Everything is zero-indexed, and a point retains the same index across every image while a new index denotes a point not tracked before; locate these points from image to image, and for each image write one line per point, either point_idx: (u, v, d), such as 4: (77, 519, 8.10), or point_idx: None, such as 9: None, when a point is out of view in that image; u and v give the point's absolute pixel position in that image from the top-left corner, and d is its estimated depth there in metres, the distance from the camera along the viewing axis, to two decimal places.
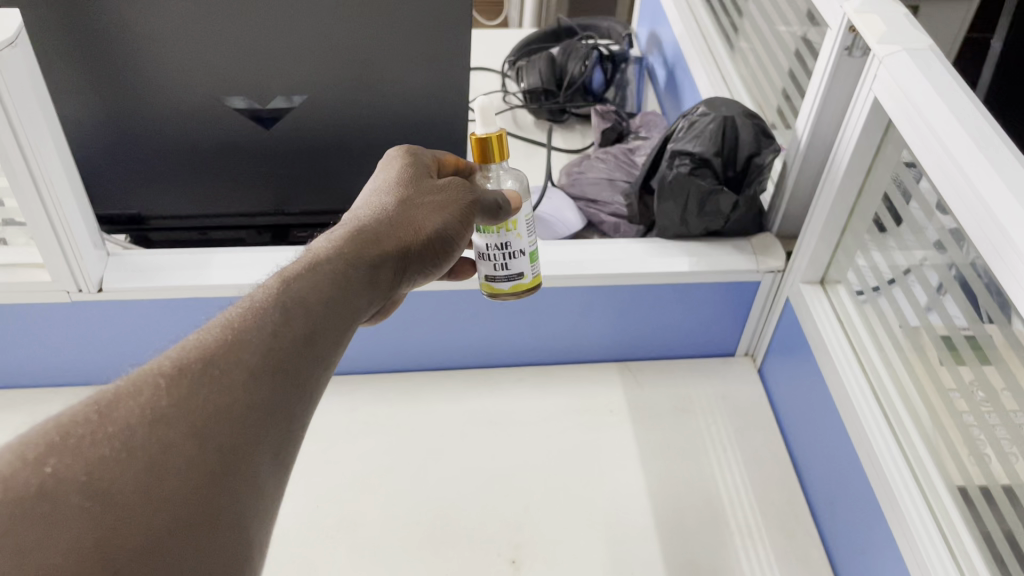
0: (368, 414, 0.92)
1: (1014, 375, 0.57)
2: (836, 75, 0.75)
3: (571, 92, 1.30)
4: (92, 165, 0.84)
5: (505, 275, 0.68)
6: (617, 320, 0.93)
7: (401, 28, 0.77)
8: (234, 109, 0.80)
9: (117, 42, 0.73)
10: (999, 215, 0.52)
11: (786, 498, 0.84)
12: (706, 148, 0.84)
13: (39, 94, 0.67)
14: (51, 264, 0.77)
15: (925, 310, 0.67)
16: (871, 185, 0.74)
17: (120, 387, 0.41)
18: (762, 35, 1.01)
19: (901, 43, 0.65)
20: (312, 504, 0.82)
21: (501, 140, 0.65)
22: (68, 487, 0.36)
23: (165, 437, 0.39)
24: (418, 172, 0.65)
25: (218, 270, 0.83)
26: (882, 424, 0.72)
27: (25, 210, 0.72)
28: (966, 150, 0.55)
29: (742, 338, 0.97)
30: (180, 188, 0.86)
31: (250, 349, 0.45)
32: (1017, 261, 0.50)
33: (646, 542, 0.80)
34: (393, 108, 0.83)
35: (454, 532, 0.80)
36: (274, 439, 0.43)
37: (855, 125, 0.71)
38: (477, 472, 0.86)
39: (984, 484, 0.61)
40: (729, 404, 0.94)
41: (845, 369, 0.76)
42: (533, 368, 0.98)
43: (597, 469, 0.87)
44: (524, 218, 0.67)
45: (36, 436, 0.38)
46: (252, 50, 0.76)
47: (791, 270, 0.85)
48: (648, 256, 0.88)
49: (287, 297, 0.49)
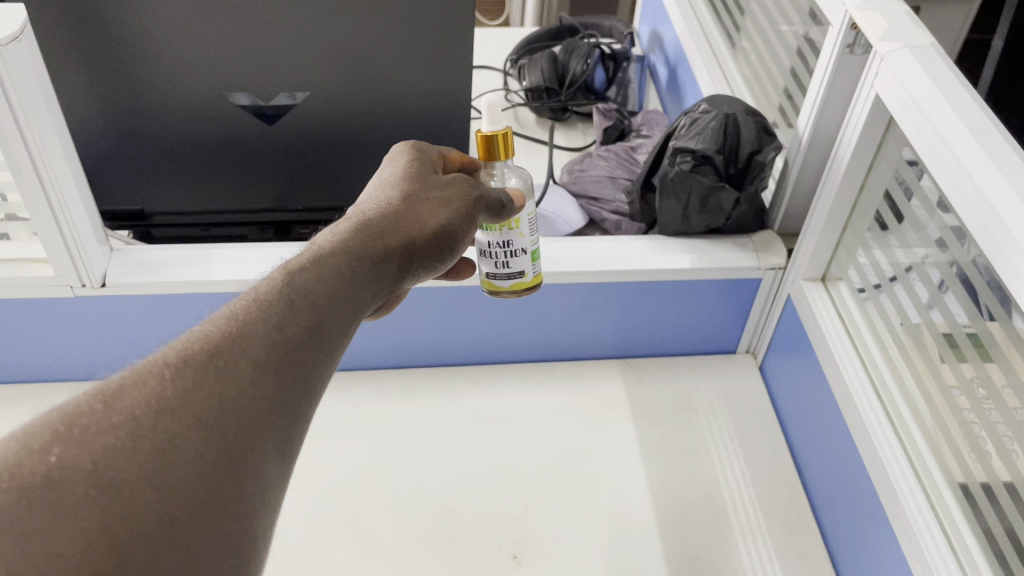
0: (370, 410, 0.92)
1: (1015, 371, 0.57)
2: (838, 72, 0.75)
3: (573, 90, 1.30)
4: (96, 161, 0.84)
5: (505, 272, 0.69)
6: (618, 317, 0.93)
7: (405, 24, 0.77)
8: (239, 106, 0.81)
9: (121, 38, 0.73)
10: (1000, 211, 0.52)
11: (787, 494, 0.85)
12: (708, 145, 0.84)
13: (44, 89, 0.68)
14: (55, 259, 0.77)
15: (927, 306, 0.67)
16: (873, 182, 0.74)
17: (125, 377, 0.41)
18: (764, 34, 1.01)
19: (902, 40, 0.65)
20: (314, 499, 0.83)
21: (506, 138, 0.65)
22: (74, 475, 0.36)
23: (171, 427, 0.39)
24: (423, 167, 0.66)
25: (220, 266, 0.83)
26: (883, 420, 0.72)
27: (29, 205, 0.72)
28: (967, 145, 0.56)
29: (743, 336, 0.97)
30: (184, 184, 0.87)
31: (255, 340, 0.45)
32: (1018, 256, 0.51)
33: (647, 537, 0.80)
34: (396, 104, 0.84)
35: (456, 527, 0.81)
36: (278, 431, 0.43)
37: (857, 122, 0.71)
38: (479, 467, 0.86)
39: (985, 481, 0.61)
40: (731, 401, 0.94)
41: (847, 365, 0.76)
42: (535, 364, 0.98)
43: (597, 465, 0.87)
44: (526, 217, 0.67)
45: (42, 425, 0.38)
46: (256, 47, 0.76)
47: (793, 268, 0.85)
48: (649, 253, 0.88)
49: (292, 290, 0.49)
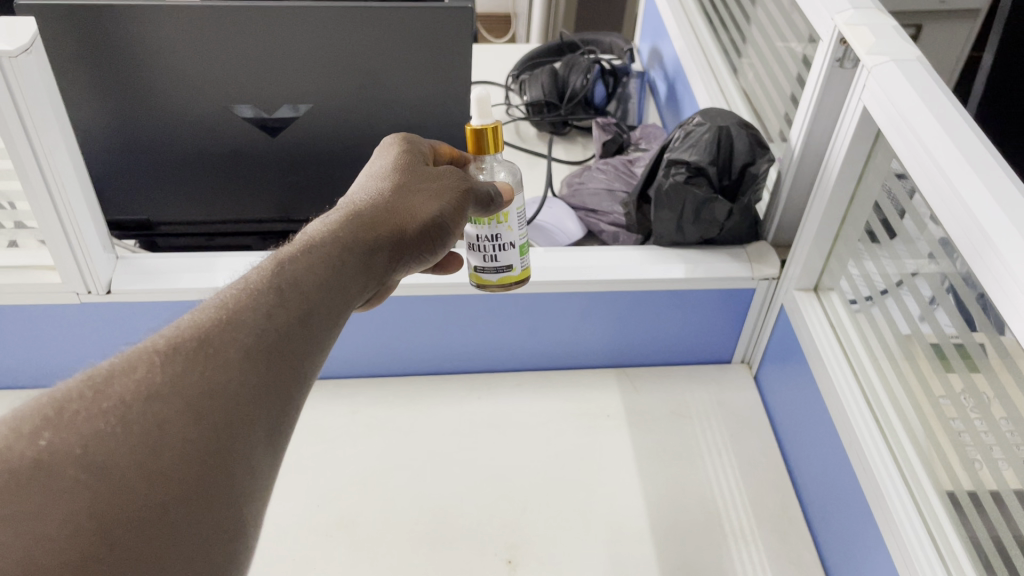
0: (369, 417, 0.93)
1: (1001, 383, 0.58)
2: (828, 85, 0.76)
3: (573, 105, 1.33)
4: (103, 173, 0.86)
5: (493, 266, 0.70)
6: (614, 326, 0.95)
7: (406, 41, 0.79)
8: (242, 118, 0.82)
9: (128, 52, 0.75)
10: (981, 220, 0.53)
11: (781, 501, 0.86)
12: (701, 157, 0.86)
13: (52, 98, 0.69)
14: (61, 266, 0.79)
15: (915, 317, 0.68)
16: (862, 192, 0.75)
17: (116, 364, 0.43)
18: (761, 51, 1.03)
19: (890, 54, 0.66)
20: (313, 503, 0.84)
21: (495, 132, 0.67)
22: (64, 459, 0.37)
23: (161, 413, 0.41)
24: (414, 160, 0.67)
25: (222, 273, 0.85)
26: (872, 426, 0.73)
27: (37, 213, 0.74)
28: (948, 154, 0.57)
29: (739, 345, 0.98)
30: (188, 194, 0.89)
31: (245, 329, 0.47)
32: (999, 266, 0.52)
33: (642, 544, 0.81)
34: (396, 117, 0.85)
35: (452, 531, 0.82)
36: (268, 420, 0.45)
37: (846, 133, 0.72)
38: (475, 474, 0.88)
39: (972, 489, 0.62)
40: (725, 410, 0.95)
41: (838, 374, 0.77)
42: (532, 373, 1.00)
43: (593, 472, 0.88)
44: (515, 211, 0.68)
45: (32, 411, 0.39)
46: (259, 61, 0.78)
47: (786, 277, 0.87)
48: (646, 263, 0.89)
49: (282, 279, 0.51)
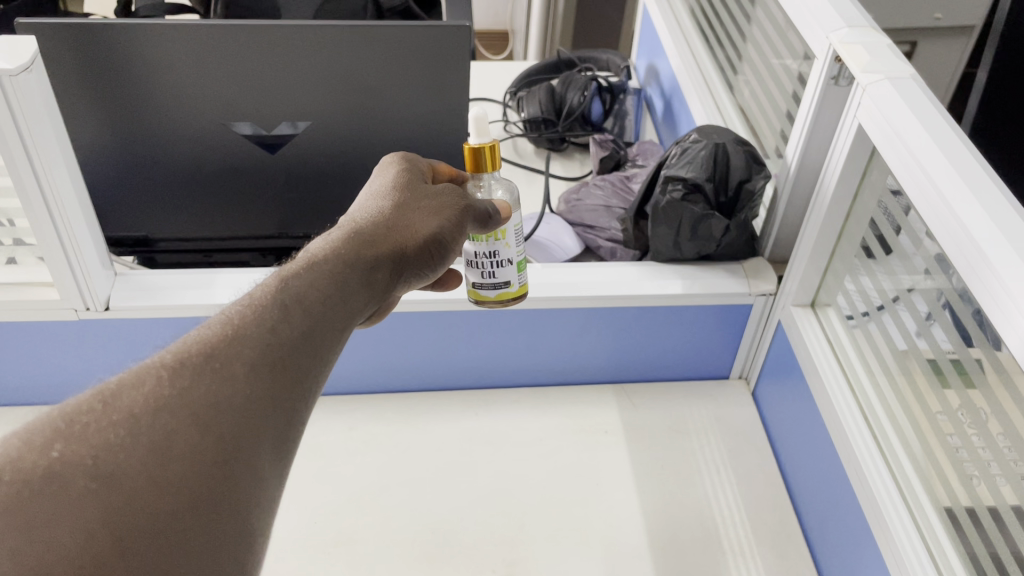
0: (367, 433, 0.93)
1: (997, 397, 0.58)
2: (824, 101, 0.77)
3: (571, 121, 1.33)
4: (103, 190, 0.86)
5: (491, 282, 0.70)
6: (612, 342, 0.95)
7: (404, 59, 0.80)
8: (241, 135, 0.83)
9: (129, 70, 0.76)
10: (977, 235, 0.54)
11: (780, 518, 0.86)
12: (698, 174, 0.86)
13: (54, 117, 0.70)
14: (60, 283, 0.79)
15: (913, 334, 0.68)
16: (858, 208, 0.75)
17: (123, 379, 0.43)
18: (757, 68, 1.03)
19: (885, 72, 0.67)
20: (312, 519, 0.84)
21: (493, 150, 0.67)
22: (76, 469, 0.37)
23: (168, 425, 0.41)
24: (413, 178, 0.68)
25: (222, 289, 0.85)
26: (870, 442, 0.73)
27: (37, 229, 0.74)
28: (946, 172, 0.57)
29: (736, 361, 0.99)
30: (187, 211, 0.89)
31: (249, 343, 0.47)
32: (994, 281, 0.52)
33: (641, 559, 0.81)
34: (395, 134, 0.86)
35: (450, 547, 0.82)
36: (274, 433, 0.45)
37: (841, 150, 0.73)
38: (474, 490, 0.88)
39: (970, 505, 0.62)
40: (724, 426, 0.95)
41: (836, 391, 0.77)
42: (531, 389, 1.00)
43: (592, 488, 0.88)
44: (512, 229, 0.69)
45: (43, 423, 0.39)
46: (259, 79, 0.79)
47: (783, 293, 0.87)
48: (643, 279, 0.90)
49: (286, 295, 0.51)
